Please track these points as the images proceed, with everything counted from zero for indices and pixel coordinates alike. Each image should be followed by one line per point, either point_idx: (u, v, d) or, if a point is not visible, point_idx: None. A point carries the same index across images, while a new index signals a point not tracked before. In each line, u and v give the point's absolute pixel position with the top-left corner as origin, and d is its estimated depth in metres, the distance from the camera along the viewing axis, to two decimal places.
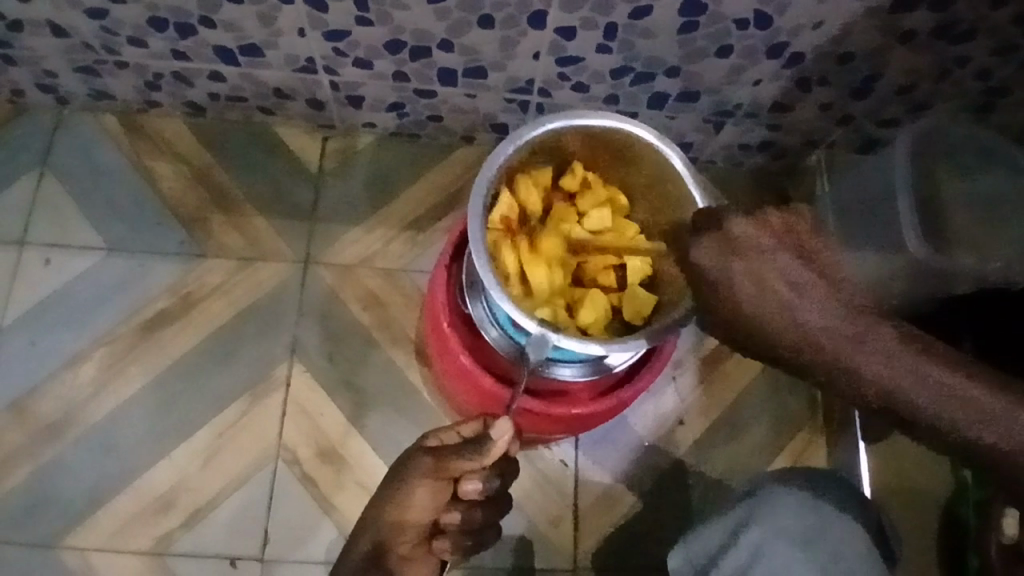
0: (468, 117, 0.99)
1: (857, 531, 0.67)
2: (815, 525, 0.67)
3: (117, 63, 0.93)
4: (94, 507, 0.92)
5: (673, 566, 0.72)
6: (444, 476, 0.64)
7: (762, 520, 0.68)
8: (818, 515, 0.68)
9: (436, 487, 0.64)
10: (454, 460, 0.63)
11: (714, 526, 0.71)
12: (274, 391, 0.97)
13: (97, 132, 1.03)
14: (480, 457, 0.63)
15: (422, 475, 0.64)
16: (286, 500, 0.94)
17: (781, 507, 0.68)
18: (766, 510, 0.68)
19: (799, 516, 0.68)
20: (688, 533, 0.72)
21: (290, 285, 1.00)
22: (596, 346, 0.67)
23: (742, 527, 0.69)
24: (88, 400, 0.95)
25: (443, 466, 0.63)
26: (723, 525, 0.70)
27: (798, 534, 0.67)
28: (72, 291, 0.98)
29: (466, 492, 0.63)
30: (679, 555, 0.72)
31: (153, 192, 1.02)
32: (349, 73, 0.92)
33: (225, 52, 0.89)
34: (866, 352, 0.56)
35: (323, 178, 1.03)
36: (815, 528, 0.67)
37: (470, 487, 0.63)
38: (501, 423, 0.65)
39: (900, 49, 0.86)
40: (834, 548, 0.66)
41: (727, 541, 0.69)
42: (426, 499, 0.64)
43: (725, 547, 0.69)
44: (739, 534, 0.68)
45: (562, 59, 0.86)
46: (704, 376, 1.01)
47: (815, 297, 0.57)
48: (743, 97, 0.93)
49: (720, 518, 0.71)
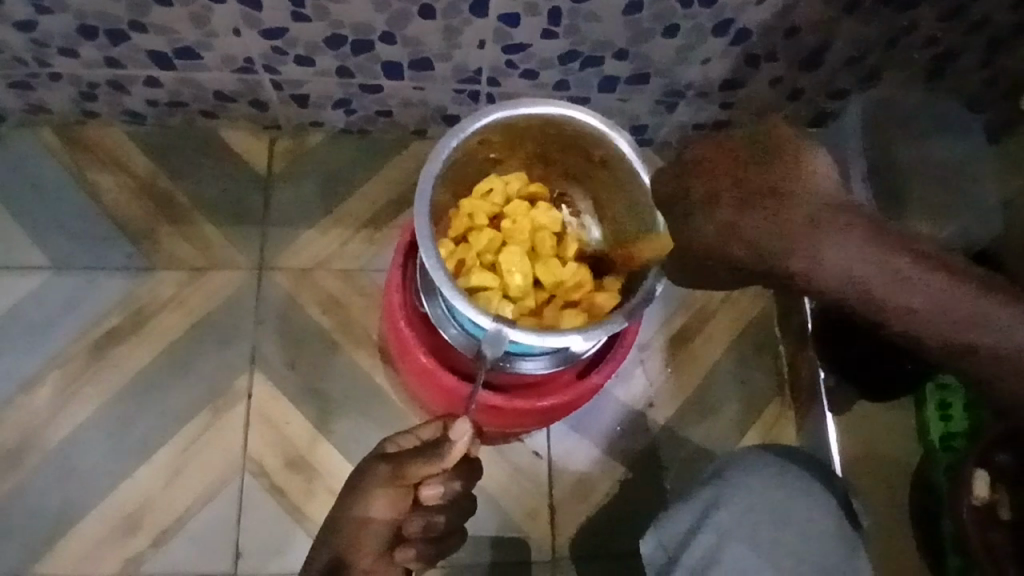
0: (419, 110, 0.98)
1: (823, 506, 0.68)
2: (779, 502, 0.67)
3: (49, 75, 0.90)
4: (57, 534, 0.90)
5: (645, 552, 0.70)
6: (403, 483, 0.63)
7: (730, 504, 0.67)
8: (780, 494, 0.68)
9: (396, 496, 0.63)
10: (412, 467, 0.62)
11: (681, 510, 0.70)
12: (236, 403, 0.95)
13: (35, 147, 0.99)
14: (438, 461, 0.62)
15: (380, 482, 0.63)
16: (257, 512, 0.92)
17: (744, 486, 0.68)
18: (734, 494, 0.68)
19: (763, 496, 0.68)
20: (657, 519, 0.70)
21: (247, 294, 0.97)
22: (553, 339, 0.66)
23: (710, 511, 0.68)
24: (43, 425, 0.92)
25: (401, 473, 0.62)
26: (690, 509, 0.69)
27: (763, 513, 0.67)
28: (19, 313, 0.95)
29: (427, 496, 0.64)
30: (651, 541, 0.70)
31: (98, 206, 0.98)
32: (291, 72, 0.89)
33: (161, 56, 0.86)
34: (854, 256, 0.55)
35: (273, 181, 1.01)
36: (780, 508, 0.67)
37: (430, 492, 0.64)
38: (460, 424, 0.64)
39: (846, 20, 0.86)
40: (800, 525, 0.66)
41: (695, 527, 0.68)
42: (388, 507, 0.62)
43: (694, 532, 0.68)
44: (707, 517, 0.68)
45: (508, 46, 0.85)
46: (670, 359, 1.01)
47: (797, 215, 0.57)
48: (694, 76, 0.93)
49: (686, 502, 0.70)
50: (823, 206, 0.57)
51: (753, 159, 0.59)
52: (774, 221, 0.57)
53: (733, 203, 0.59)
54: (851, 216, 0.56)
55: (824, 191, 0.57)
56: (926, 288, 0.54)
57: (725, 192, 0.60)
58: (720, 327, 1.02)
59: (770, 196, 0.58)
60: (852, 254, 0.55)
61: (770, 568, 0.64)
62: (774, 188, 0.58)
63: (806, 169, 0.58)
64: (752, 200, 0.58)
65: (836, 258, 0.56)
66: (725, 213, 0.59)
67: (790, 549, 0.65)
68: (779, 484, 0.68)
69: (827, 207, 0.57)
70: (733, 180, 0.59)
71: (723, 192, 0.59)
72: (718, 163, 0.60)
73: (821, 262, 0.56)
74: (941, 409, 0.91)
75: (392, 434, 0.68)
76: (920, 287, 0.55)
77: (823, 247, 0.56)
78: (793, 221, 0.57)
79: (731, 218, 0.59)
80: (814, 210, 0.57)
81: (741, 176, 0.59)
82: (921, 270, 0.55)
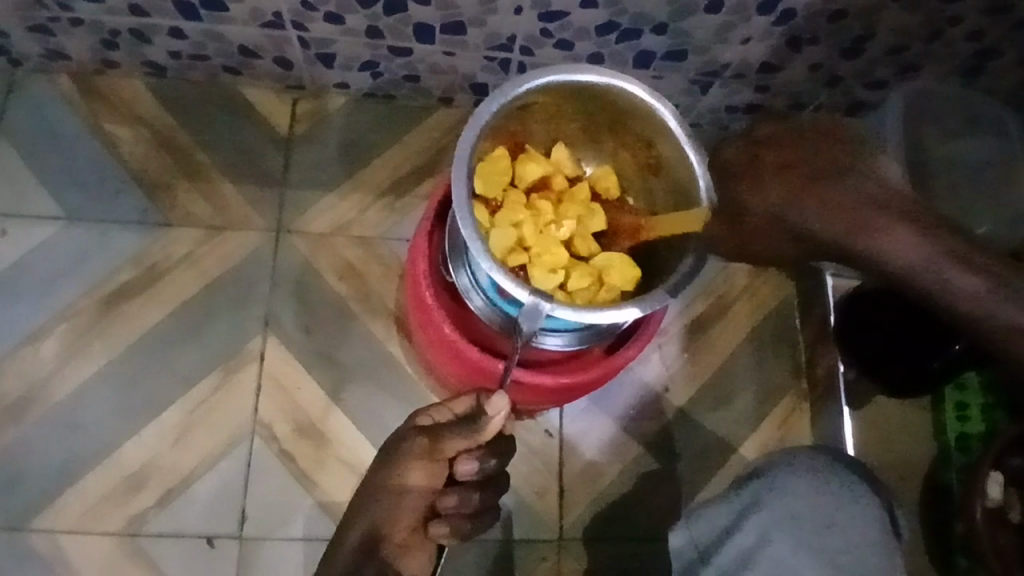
0: (447, 77, 0.95)
1: (868, 517, 0.64)
2: (826, 511, 0.64)
3: (71, 20, 0.87)
4: (63, 488, 0.89)
5: (675, 544, 0.71)
6: (438, 457, 0.64)
7: (771, 504, 0.65)
8: (828, 502, 0.65)
9: (431, 470, 0.64)
10: (450, 441, 0.63)
11: (720, 507, 0.69)
12: (247, 365, 0.93)
13: (52, 95, 0.97)
14: (473, 437, 0.63)
15: (416, 456, 0.64)
16: (265, 477, 0.91)
17: (789, 490, 0.66)
18: (777, 494, 0.66)
19: (808, 500, 0.65)
20: (691, 514, 0.71)
21: (263, 256, 0.96)
22: (590, 315, 0.64)
23: (748, 509, 0.67)
24: (52, 377, 0.91)
25: (438, 447, 0.63)
26: (728, 507, 0.69)
27: (807, 520, 0.64)
28: (29, 264, 0.93)
29: (462, 471, 0.64)
30: (682, 534, 0.70)
31: (113, 158, 0.96)
32: (319, 29, 0.87)
33: (187, 7, 0.84)
34: (884, 238, 0.52)
35: (294, 142, 0.99)
36: (826, 513, 0.64)
37: (466, 467, 0.64)
38: (497, 399, 0.63)
39: (894, 7, 0.83)
40: (844, 535, 0.63)
41: (732, 523, 0.67)
42: (423, 481, 0.64)
43: (731, 532, 0.67)
44: (746, 517, 0.66)
45: (546, 14, 0.82)
46: (689, 345, 0.99)
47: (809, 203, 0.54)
48: (732, 56, 0.90)
49: (724, 501, 0.70)
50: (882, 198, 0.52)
51: (799, 140, 0.56)
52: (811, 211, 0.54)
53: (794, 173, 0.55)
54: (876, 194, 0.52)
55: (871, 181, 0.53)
56: (942, 268, 0.51)
57: (801, 171, 0.55)
58: (739, 315, 1.01)
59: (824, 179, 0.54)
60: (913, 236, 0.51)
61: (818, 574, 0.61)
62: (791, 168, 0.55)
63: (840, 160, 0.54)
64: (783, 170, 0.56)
65: (841, 236, 0.53)
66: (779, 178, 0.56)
67: (835, 560, 0.62)
68: (824, 490, 0.65)
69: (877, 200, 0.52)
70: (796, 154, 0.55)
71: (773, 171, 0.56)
72: (790, 141, 0.57)
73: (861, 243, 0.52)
74: (957, 410, 0.92)
75: (425, 406, 0.68)
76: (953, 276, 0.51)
77: (868, 239, 0.52)
78: (827, 204, 0.53)
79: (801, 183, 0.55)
80: (852, 195, 0.53)
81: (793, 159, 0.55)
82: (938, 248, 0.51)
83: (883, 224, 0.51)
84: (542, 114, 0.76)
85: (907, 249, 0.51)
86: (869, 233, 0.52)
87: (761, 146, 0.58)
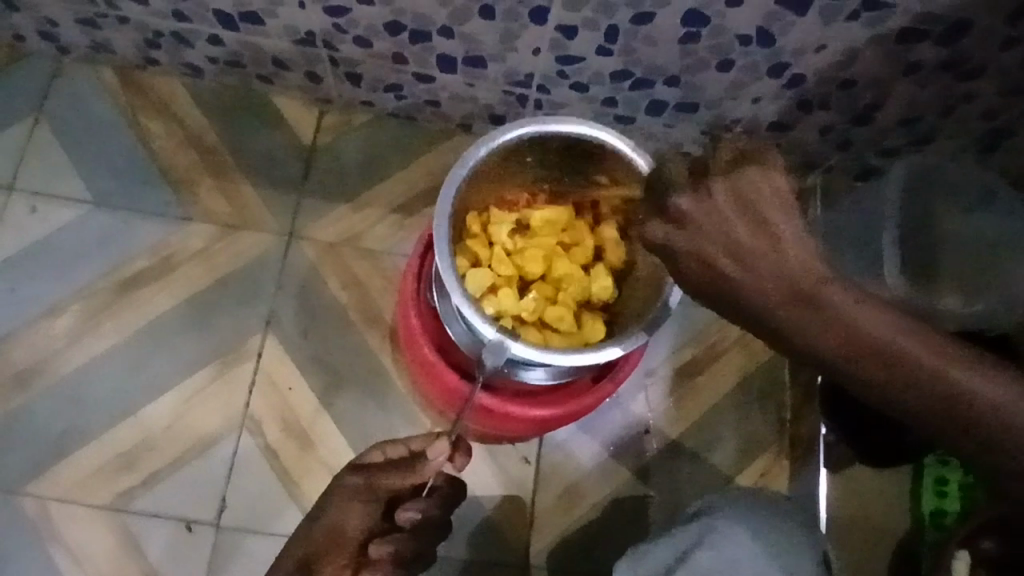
0: (466, 105, 0.99)
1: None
2: (765, 559, 0.68)
3: (118, 18, 0.92)
4: (56, 458, 0.93)
5: None
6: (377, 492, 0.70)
7: (715, 545, 0.69)
8: (768, 551, 0.69)
9: (369, 505, 0.70)
10: (386, 481, 0.69)
11: (661, 547, 0.72)
12: (245, 361, 0.97)
13: (94, 85, 1.02)
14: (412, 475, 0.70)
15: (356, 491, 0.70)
16: (248, 472, 0.94)
17: (732, 536, 0.70)
18: (719, 537, 0.70)
19: (750, 547, 0.69)
20: (632, 553, 0.72)
21: (273, 257, 1.00)
22: (553, 357, 0.68)
23: (691, 551, 0.70)
24: (60, 351, 0.95)
25: (374, 485, 0.70)
26: (670, 547, 0.71)
27: (745, 565, 0.68)
28: (54, 242, 0.98)
29: (401, 518, 0.69)
30: (623, 574, 0.71)
31: (144, 150, 1.01)
32: (348, 50, 0.91)
33: (226, 17, 0.88)
34: (851, 320, 0.52)
35: (316, 152, 1.03)
36: (762, 561, 0.68)
37: (404, 514, 0.69)
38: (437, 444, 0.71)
39: (905, 81, 0.85)
40: None
41: (674, 562, 0.70)
42: (360, 520, 0.69)
43: (675, 568, 0.69)
44: (687, 558, 0.69)
45: (563, 57, 0.85)
46: (674, 390, 1.01)
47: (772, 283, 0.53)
48: (743, 113, 0.92)
49: (666, 540, 0.72)
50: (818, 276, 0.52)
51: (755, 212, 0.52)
52: (774, 290, 0.53)
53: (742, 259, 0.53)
54: (835, 284, 0.52)
55: (816, 256, 0.53)
56: (902, 355, 0.52)
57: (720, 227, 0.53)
58: (728, 366, 1.02)
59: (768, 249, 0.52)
60: (847, 316, 0.52)
61: None
62: (745, 244, 0.53)
63: (791, 232, 0.52)
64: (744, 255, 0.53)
65: (809, 326, 0.53)
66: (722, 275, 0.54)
67: None
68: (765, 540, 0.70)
69: (817, 275, 0.52)
70: (746, 236, 0.52)
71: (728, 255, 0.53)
72: (726, 210, 0.53)
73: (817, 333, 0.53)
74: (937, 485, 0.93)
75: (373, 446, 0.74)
76: (905, 362, 0.52)
77: (818, 325, 0.53)
78: (783, 287, 0.53)
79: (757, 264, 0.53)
80: (796, 269, 0.52)
81: (750, 239, 0.52)
82: (890, 327, 0.52)
83: (837, 317, 0.52)
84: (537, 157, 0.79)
85: (876, 335, 0.52)
86: (832, 315, 0.52)
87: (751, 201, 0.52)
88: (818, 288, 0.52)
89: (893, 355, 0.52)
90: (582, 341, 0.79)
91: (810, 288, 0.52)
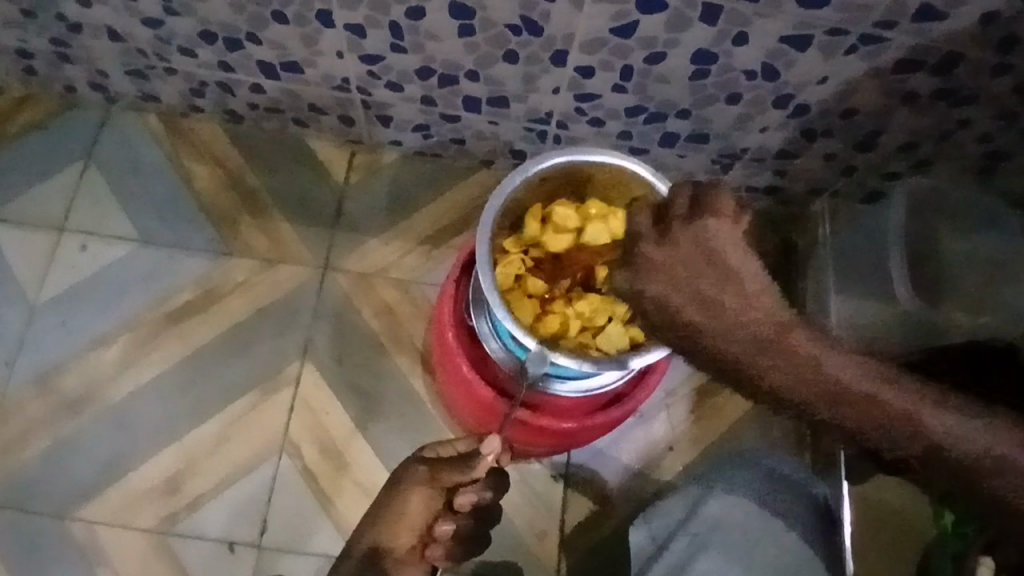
0: (489, 143, 1.05)
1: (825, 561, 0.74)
2: (768, 497, 0.80)
3: (167, 69, 1.00)
4: (105, 482, 0.98)
5: (634, 540, 0.81)
6: (438, 484, 0.73)
7: (723, 496, 0.80)
8: (770, 490, 0.81)
9: (430, 495, 0.73)
10: (449, 473, 0.72)
11: (669, 506, 0.82)
12: (284, 387, 1.02)
13: (141, 131, 1.10)
14: (471, 471, 0.72)
15: (417, 483, 0.73)
16: (286, 493, 0.98)
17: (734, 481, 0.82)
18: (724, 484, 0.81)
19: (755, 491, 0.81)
20: (648, 512, 0.82)
21: (309, 288, 1.05)
22: (589, 365, 0.72)
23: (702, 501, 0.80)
24: (109, 380, 1.01)
25: (437, 477, 0.73)
26: (681, 502, 0.81)
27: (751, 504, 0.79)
28: (103, 278, 1.04)
29: (460, 503, 0.73)
30: (642, 530, 0.81)
31: (188, 191, 1.08)
32: (380, 94, 0.98)
33: (268, 67, 0.95)
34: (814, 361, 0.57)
35: (348, 189, 1.09)
36: (770, 499, 0.80)
37: (464, 499, 0.73)
38: (491, 440, 0.74)
39: (903, 109, 0.90)
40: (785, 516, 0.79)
41: (687, 514, 0.80)
42: (422, 507, 0.72)
43: (689, 518, 0.79)
44: (700, 507, 0.80)
45: (581, 95, 0.92)
46: (695, 408, 1.05)
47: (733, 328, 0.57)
48: (751, 143, 0.98)
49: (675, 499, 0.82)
50: (780, 321, 0.57)
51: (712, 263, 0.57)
52: (738, 335, 0.57)
53: (712, 312, 0.57)
54: (798, 331, 0.57)
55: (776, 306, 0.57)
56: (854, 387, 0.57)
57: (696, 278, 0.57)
58: None
59: (729, 299, 0.57)
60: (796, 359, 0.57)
61: (760, 548, 0.76)
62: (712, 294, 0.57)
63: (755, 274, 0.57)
64: (705, 301, 0.57)
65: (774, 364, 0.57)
66: (689, 331, 0.59)
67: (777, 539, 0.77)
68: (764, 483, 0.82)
69: (775, 321, 0.57)
70: (708, 283, 0.57)
71: (695, 306, 0.58)
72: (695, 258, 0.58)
73: (777, 368, 0.57)
74: None
75: (430, 442, 0.78)
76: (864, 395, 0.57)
77: (778, 362, 0.57)
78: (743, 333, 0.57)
79: (727, 315, 0.57)
80: (760, 321, 0.57)
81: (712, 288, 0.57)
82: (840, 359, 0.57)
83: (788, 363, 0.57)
84: (562, 188, 0.85)
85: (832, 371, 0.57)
86: (789, 355, 0.57)
87: (716, 251, 0.57)
88: (780, 334, 0.57)
89: (842, 390, 0.57)
90: (633, 344, 0.82)
91: (773, 334, 0.57)
